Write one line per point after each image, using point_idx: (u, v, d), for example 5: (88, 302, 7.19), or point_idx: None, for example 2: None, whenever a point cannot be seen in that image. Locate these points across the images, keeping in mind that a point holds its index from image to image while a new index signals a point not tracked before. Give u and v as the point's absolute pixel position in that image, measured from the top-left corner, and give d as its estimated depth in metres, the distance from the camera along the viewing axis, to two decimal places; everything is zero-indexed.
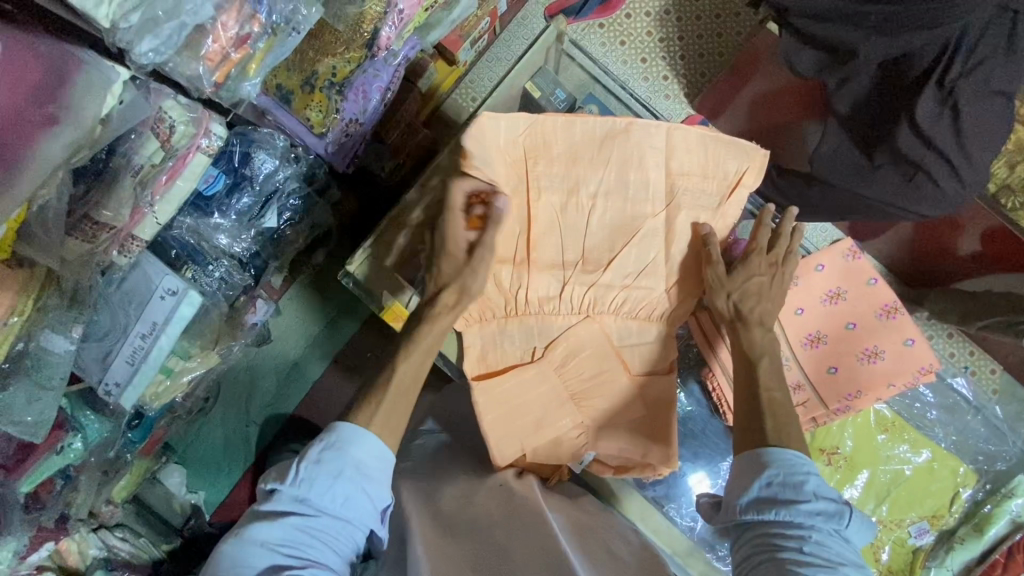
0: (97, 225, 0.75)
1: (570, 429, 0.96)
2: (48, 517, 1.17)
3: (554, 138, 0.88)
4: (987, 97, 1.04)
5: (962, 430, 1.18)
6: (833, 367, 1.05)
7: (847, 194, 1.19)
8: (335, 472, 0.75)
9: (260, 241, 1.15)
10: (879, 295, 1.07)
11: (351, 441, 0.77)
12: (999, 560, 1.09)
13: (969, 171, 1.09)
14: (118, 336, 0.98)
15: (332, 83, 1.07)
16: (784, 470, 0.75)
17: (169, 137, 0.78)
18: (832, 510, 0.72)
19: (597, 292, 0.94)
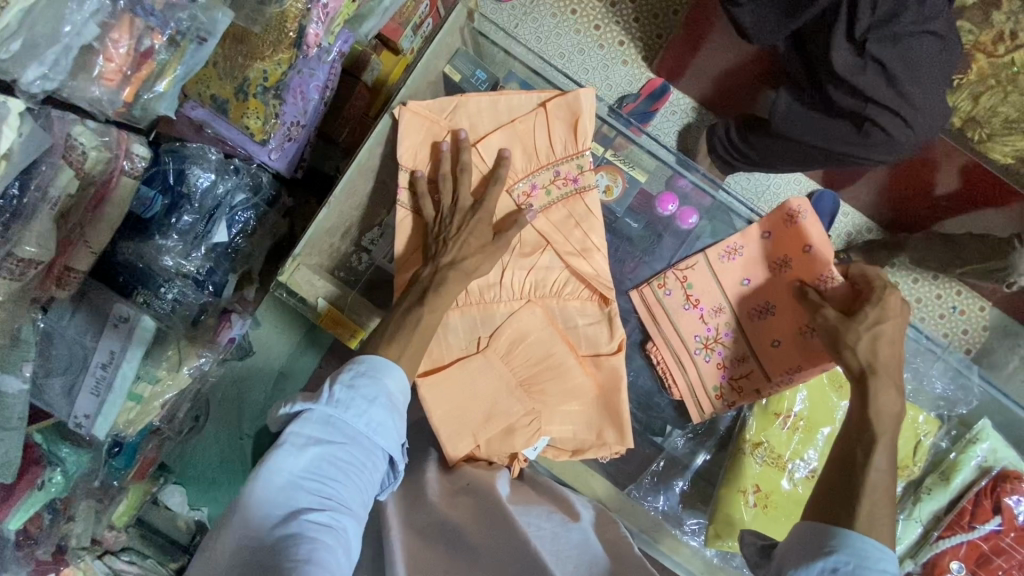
0: (23, 262, 0.73)
1: (520, 417, 0.93)
2: (44, 550, 1.19)
3: (479, 119, 0.95)
4: (912, 38, 1.01)
5: (918, 377, 1.07)
6: (778, 338, 1.01)
7: (802, 149, 1.18)
8: (369, 399, 0.71)
9: (214, 257, 1.11)
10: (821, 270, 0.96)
11: (384, 370, 0.74)
12: (966, 508, 0.98)
13: (916, 112, 1.06)
14: (78, 369, 0.98)
15: (265, 88, 1.03)
16: (858, 557, 0.67)
17: (83, 166, 0.75)
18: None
19: (536, 275, 0.97)
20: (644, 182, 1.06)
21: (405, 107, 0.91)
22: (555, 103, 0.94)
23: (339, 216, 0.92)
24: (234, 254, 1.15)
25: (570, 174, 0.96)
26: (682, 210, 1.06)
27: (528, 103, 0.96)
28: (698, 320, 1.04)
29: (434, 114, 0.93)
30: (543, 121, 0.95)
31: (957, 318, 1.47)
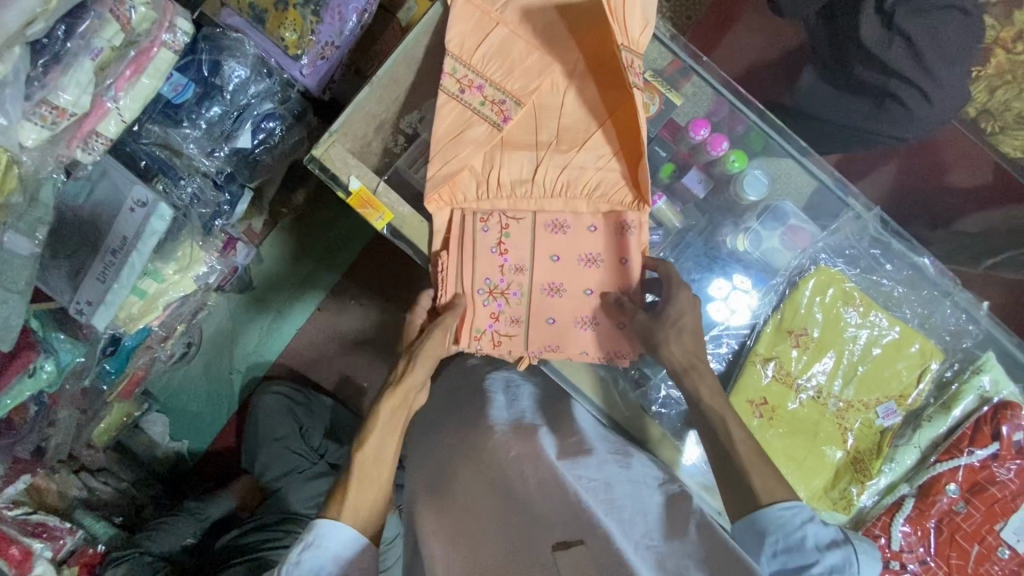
0: (57, 110, 0.73)
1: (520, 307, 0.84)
2: (24, 447, 1.15)
3: (529, 16, 0.87)
4: (940, 13, 1.00)
5: (931, 309, 0.97)
6: (550, 319, 0.84)
7: (832, 126, 1.20)
8: (313, 573, 0.65)
9: (234, 160, 1.11)
10: (635, 279, 0.84)
11: (327, 533, 0.68)
12: (966, 434, 0.91)
13: (939, 91, 1.06)
14: (89, 251, 0.97)
15: (306, 0, 1.08)
16: (783, 535, 0.68)
17: (130, 21, 0.75)
18: (840, 560, 0.68)
19: (570, 174, 0.85)
20: (676, 107, 0.94)
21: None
22: None
23: (382, 104, 0.87)
24: (255, 165, 1.15)
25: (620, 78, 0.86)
26: (714, 137, 0.92)
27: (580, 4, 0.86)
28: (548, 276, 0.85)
29: (488, 5, 0.85)
30: (600, 20, 0.86)
31: None
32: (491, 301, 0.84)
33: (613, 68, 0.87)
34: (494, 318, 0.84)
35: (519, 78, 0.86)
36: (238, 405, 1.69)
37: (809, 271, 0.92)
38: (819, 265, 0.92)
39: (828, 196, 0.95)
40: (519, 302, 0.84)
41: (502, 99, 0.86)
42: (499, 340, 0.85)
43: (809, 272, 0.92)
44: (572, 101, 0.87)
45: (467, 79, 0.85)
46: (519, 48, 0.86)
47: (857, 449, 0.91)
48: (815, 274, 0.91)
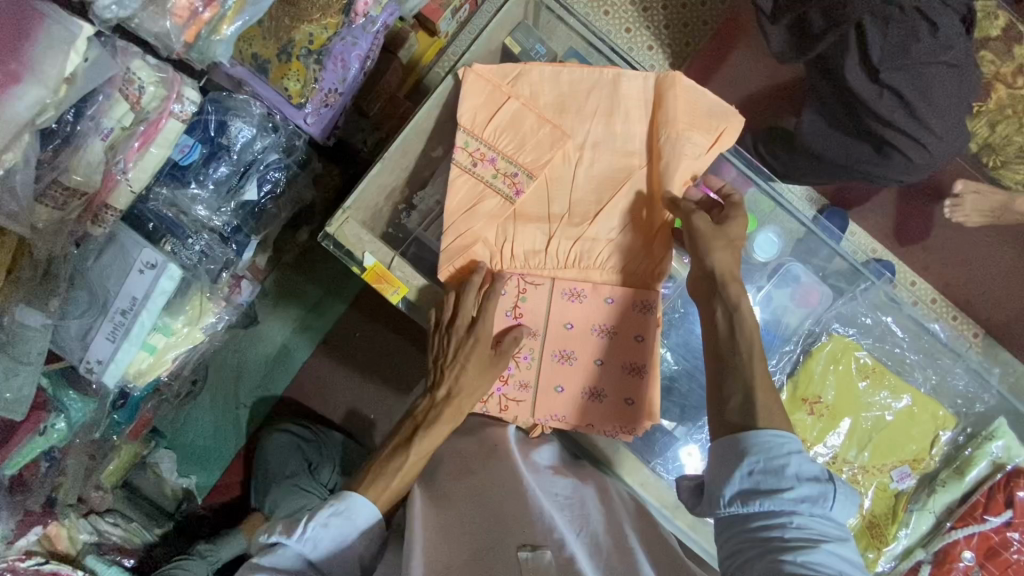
0: (67, 191, 0.73)
1: (531, 376, 0.85)
2: (34, 500, 1.15)
3: (538, 86, 0.87)
4: (926, 67, 1.05)
5: (942, 373, 0.99)
6: (559, 386, 0.84)
7: (834, 170, 1.22)
8: (338, 536, 0.71)
9: (241, 214, 1.11)
10: (648, 355, 0.84)
11: (359, 510, 0.73)
12: (981, 502, 0.93)
13: (933, 139, 1.12)
14: (98, 313, 0.96)
15: (309, 50, 1.04)
16: (765, 455, 0.63)
17: (138, 100, 0.76)
18: (817, 493, 0.61)
19: (583, 246, 0.86)
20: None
21: (469, 69, 0.84)
22: (626, 78, 0.86)
23: (392, 174, 0.88)
24: (261, 215, 1.14)
25: (637, 151, 0.87)
26: None
27: (592, 77, 0.87)
28: (557, 344, 0.85)
29: (499, 79, 0.86)
30: (610, 92, 0.87)
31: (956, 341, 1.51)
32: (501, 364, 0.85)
33: (631, 142, 0.87)
34: (504, 382, 0.85)
35: (532, 150, 0.85)
36: (245, 436, 1.69)
37: (822, 340, 0.94)
38: (831, 333, 0.94)
39: (842, 264, 0.95)
40: (530, 367, 0.85)
41: (514, 171, 0.85)
42: (506, 403, 0.85)
43: (823, 340, 0.93)
44: (582, 170, 0.87)
45: (480, 152, 0.85)
46: (531, 121, 0.85)
47: (872, 511, 0.93)
48: (830, 342, 0.92)
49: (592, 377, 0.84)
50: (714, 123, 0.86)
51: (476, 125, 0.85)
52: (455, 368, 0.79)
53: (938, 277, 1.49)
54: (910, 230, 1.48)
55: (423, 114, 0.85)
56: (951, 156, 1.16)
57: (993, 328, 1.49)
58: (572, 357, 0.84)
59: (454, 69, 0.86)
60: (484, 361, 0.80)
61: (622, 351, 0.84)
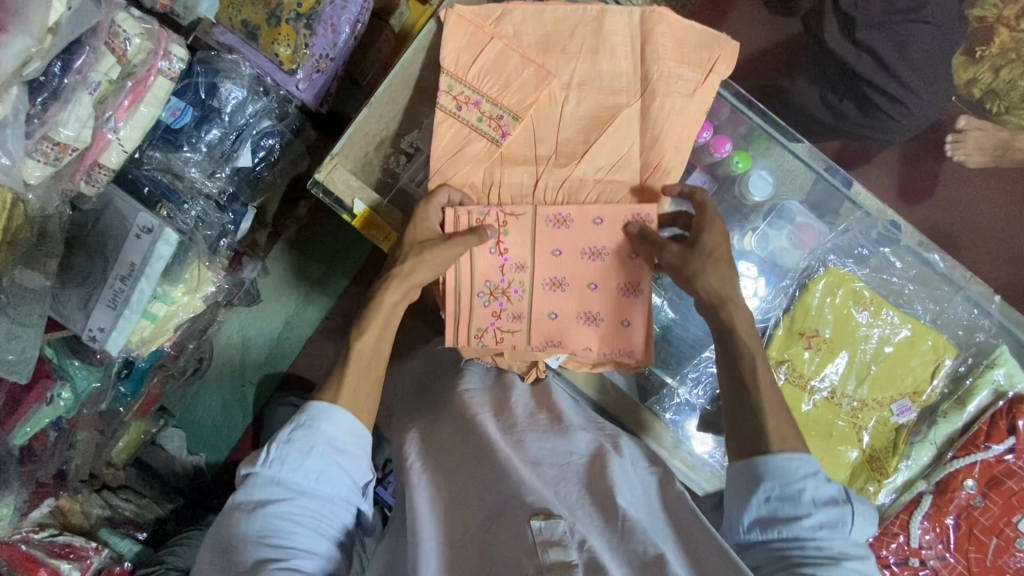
0: (57, 146, 0.73)
1: (522, 307, 0.85)
2: (45, 472, 1.16)
3: (523, 25, 0.85)
4: (902, 25, 1.09)
5: (942, 303, 0.96)
6: (552, 313, 0.85)
7: (825, 129, 1.25)
8: (306, 449, 0.68)
9: (236, 179, 1.11)
10: (639, 275, 0.83)
11: (318, 416, 0.70)
12: (982, 430, 0.93)
13: (915, 99, 1.15)
14: (98, 280, 0.97)
15: (298, 14, 1.06)
16: (781, 482, 0.66)
17: (125, 52, 0.76)
18: (835, 518, 0.64)
19: (571, 187, 0.85)
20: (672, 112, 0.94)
21: (451, 9, 0.83)
22: (611, 13, 0.85)
23: (379, 123, 0.88)
24: (256, 182, 1.15)
25: (625, 89, 0.85)
26: (716, 139, 0.91)
27: (576, 13, 0.85)
28: (547, 270, 0.84)
29: (481, 20, 0.85)
30: (596, 29, 0.85)
31: None
32: (492, 301, 0.85)
33: (618, 79, 0.86)
34: (497, 316, 0.85)
35: (518, 91, 0.84)
36: (251, 416, 1.70)
37: (817, 274, 0.92)
38: (828, 266, 0.92)
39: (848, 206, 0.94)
40: (521, 300, 0.85)
41: (500, 114, 0.85)
42: (502, 337, 0.86)
43: (818, 273, 0.92)
44: (569, 110, 0.86)
45: (464, 95, 0.84)
46: (515, 61, 0.84)
47: (872, 446, 0.92)
48: (825, 275, 0.91)
49: (588, 308, 0.85)
50: (703, 57, 0.85)
51: (460, 68, 0.84)
52: (410, 240, 0.80)
53: (942, 232, 1.47)
54: (914, 188, 1.46)
55: (409, 57, 0.85)
56: (934, 110, 1.19)
57: (1002, 285, 1.47)
58: (563, 291, 0.84)
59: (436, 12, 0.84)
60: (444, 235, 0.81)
61: (612, 269, 0.84)
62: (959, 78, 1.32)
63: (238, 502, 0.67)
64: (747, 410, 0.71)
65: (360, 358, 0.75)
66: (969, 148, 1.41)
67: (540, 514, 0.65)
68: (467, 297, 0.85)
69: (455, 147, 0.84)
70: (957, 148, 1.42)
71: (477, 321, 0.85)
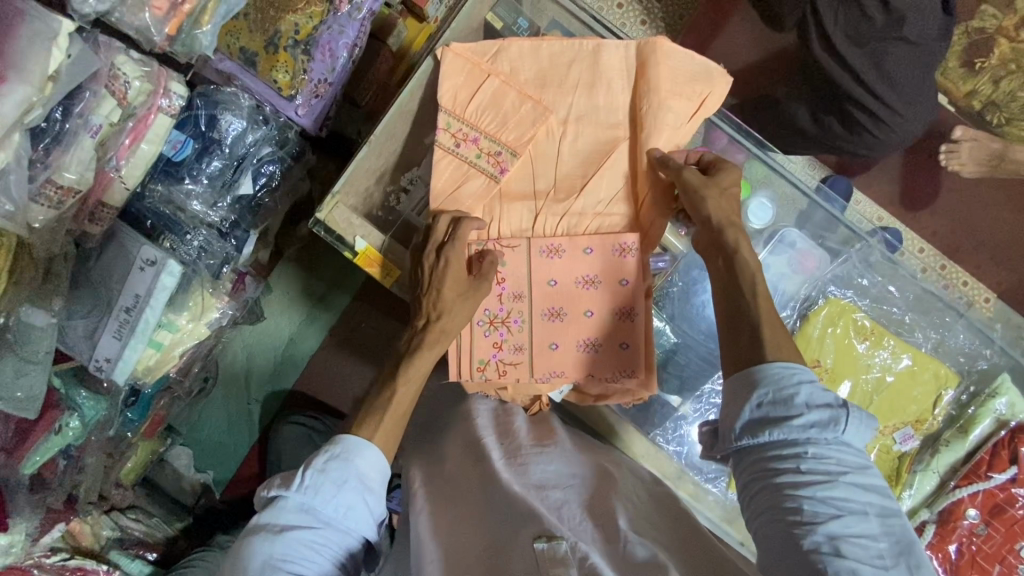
0: (62, 189, 0.73)
1: (518, 340, 0.84)
2: (56, 498, 1.17)
3: (519, 63, 0.86)
4: (881, 45, 1.11)
5: (943, 331, 0.99)
6: (553, 344, 0.84)
7: (812, 144, 1.28)
8: (340, 482, 0.68)
9: (238, 208, 1.11)
10: (636, 300, 0.83)
11: (356, 450, 0.70)
12: (984, 459, 0.94)
13: (898, 118, 1.17)
14: (103, 312, 0.98)
15: (296, 41, 1.06)
16: (774, 387, 0.62)
17: (125, 95, 0.77)
18: (828, 419, 0.60)
19: (570, 221, 0.85)
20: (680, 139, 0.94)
21: (447, 47, 0.84)
22: (606, 50, 0.86)
23: (379, 159, 0.89)
24: (258, 209, 1.14)
25: (620, 124, 0.86)
26: None
27: (571, 49, 0.86)
28: (545, 301, 0.84)
29: (477, 57, 0.85)
30: (592, 65, 0.86)
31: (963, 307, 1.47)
32: (492, 332, 0.84)
33: (614, 114, 0.86)
34: (498, 348, 0.84)
35: (516, 127, 0.85)
36: (258, 431, 1.71)
37: (818, 304, 0.93)
38: (828, 297, 0.93)
39: (844, 230, 0.95)
40: (522, 331, 0.84)
41: (498, 150, 0.85)
42: (504, 370, 0.84)
43: (820, 304, 0.93)
44: (571, 149, 0.87)
45: (462, 132, 0.85)
46: (511, 98, 0.85)
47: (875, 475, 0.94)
48: (824, 306, 0.92)
49: (593, 337, 0.84)
50: (696, 89, 0.85)
51: (458, 106, 0.85)
52: (432, 293, 0.78)
53: (946, 240, 1.47)
54: (916, 196, 1.46)
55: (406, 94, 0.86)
56: (918, 128, 1.21)
57: (1005, 292, 1.47)
58: (564, 321, 0.84)
59: (432, 50, 0.86)
60: (462, 284, 0.79)
61: (612, 297, 0.83)
62: (958, 90, 1.36)
63: (260, 522, 0.66)
64: None
65: (392, 407, 0.76)
66: (965, 158, 1.38)
67: (543, 535, 0.65)
68: (466, 332, 0.84)
69: (453, 182, 0.85)
70: (951, 157, 1.39)
71: (479, 354, 0.84)
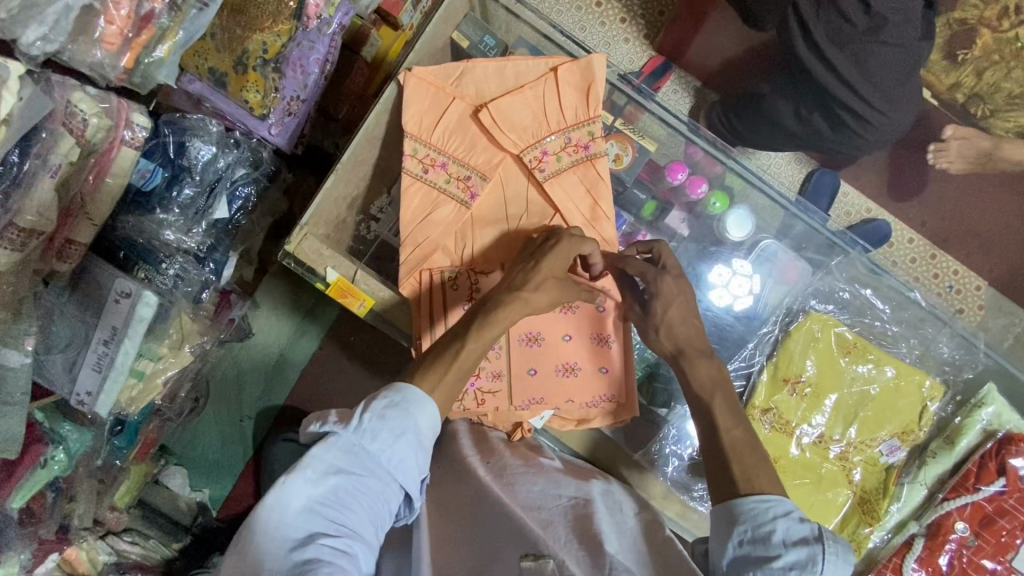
0: (23, 232, 0.71)
1: (495, 366, 0.87)
2: (48, 530, 1.16)
3: (483, 85, 0.92)
4: (863, 47, 1.10)
5: (926, 343, 1.02)
6: (531, 369, 0.88)
7: (792, 143, 1.30)
8: (396, 436, 0.63)
9: (213, 232, 1.10)
10: (608, 323, 0.89)
11: (417, 401, 0.65)
12: (972, 471, 0.95)
13: (883, 119, 1.18)
14: (79, 345, 0.95)
15: (264, 60, 1.00)
16: (751, 524, 0.61)
17: (84, 132, 0.75)
18: (805, 558, 0.59)
19: None
20: (653, 152, 1.00)
21: (409, 73, 0.87)
22: (566, 69, 0.90)
23: (346, 186, 0.91)
24: (234, 230, 1.15)
25: (579, 143, 0.92)
26: (692, 179, 0.99)
27: (536, 69, 0.91)
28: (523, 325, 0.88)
29: (441, 81, 0.91)
30: (552, 87, 0.91)
31: (953, 296, 1.46)
32: None
33: (571, 134, 0.92)
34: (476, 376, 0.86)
35: (482, 153, 0.93)
36: (251, 450, 1.67)
37: (799, 318, 0.97)
38: (808, 311, 0.97)
39: (820, 237, 1.00)
40: (499, 357, 0.88)
41: (467, 175, 0.92)
42: (483, 397, 0.87)
43: (800, 318, 0.97)
44: (543, 177, 0.91)
45: (430, 157, 0.91)
46: (477, 122, 0.92)
47: (863, 487, 0.95)
48: (807, 321, 0.95)
49: (573, 357, 0.89)
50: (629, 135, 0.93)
51: (427, 130, 0.90)
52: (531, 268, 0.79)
53: (937, 231, 1.46)
54: (903, 186, 1.45)
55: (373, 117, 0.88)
56: (900, 126, 1.23)
57: (997, 280, 1.46)
58: (542, 345, 0.89)
59: (394, 74, 0.89)
60: (560, 271, 0.80)
61: (584, 318, 0.89)
62: (943, 84, 1.32)
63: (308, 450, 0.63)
64: (729, 455, 0.67)
65: (460, 360, 0.69)
66: (952, 156, 1.41)
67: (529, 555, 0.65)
68: None
69: (426, 206, 0.90)
70: (940, 156, 1.42)
71: None
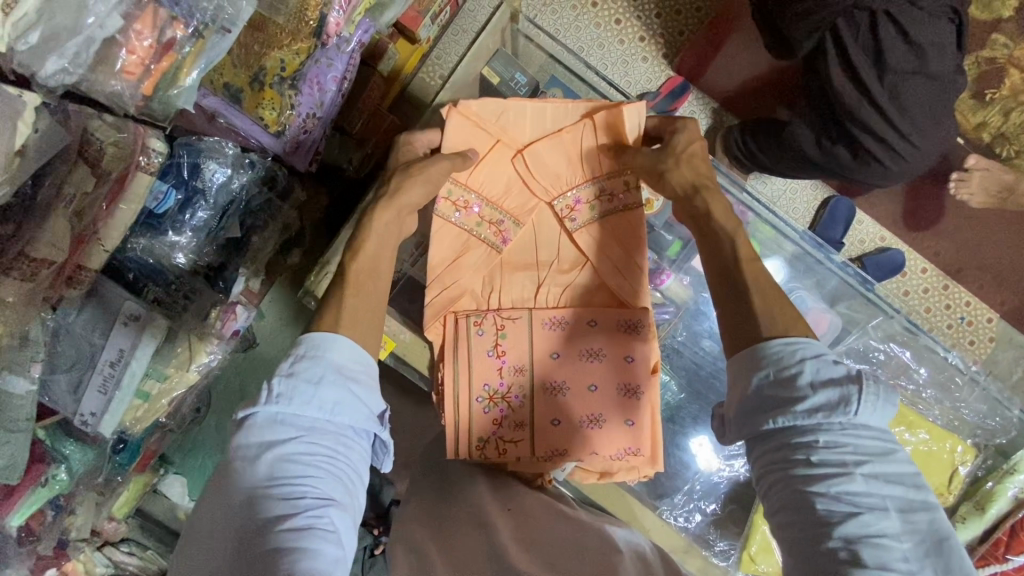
0: (35, 261, 0.68)
1: (519, 415, 0.86)
2: (46, 545, 1.13)
3: (519, 128, 0.90)
4: (900, 79, 1.09)
5: None
6: (555, 419, 0.85)
7: (817, 170, 1.26)
8: (315, 381, 0.59)
9: (224, 250, 1.08)
10: (640, 376, 0.86)
11: (327, 341, 0.61)
12: (1003, 540, 0.96)
13: (911, 150, 1.17)
14: (84, 367, 0.92)
15: (281, 77, 1.01)
16: (774, 367, 0.59)
17: (99, 160, 0.73)
18: (836, 399, 0.55)
19: (573, 293, 0.91)
20: None
21: (453, 107, 0.86)
22: (604, 116, 0.87)
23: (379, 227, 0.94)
24: (244, 248, 1.11)
25: (611, 190, 0.90)
26: None
27: (574, 114, 0.90)
28: (549, 372, 0.87)
29: (480, 116, 0.88)
30: (590, 134, 0.89)
31: (964, 329, 1.45)
32: (492, 407, 0.86)
33: (604, 182, 0.90)
34: (497, 425, 0.86)
35: (517, 196, 0.92)
36: None
37: None
38: None
39: (851, 295, 1.05)
40: (522, 406, 0.87)
41: (501, 219, 0.91)
42: (504, 447, 0.86)
43: None
44: (574, 227, 0.91)
45: (463, 200, 0.89)
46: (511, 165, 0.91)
47: None
48: None
49: (604, 408, 0.85)
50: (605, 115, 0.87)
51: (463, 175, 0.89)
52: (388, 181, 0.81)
53: (951, 263, 1.45)
54: (920, 217, 1.44)
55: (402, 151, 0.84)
56: (931, 154, 1.20)
57: (1008, 313, 1.45)
58: (569, 395, 0.86)
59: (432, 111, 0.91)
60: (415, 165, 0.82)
61: (613, 367, 0.86)
62: (968, 122, 1.35)
63: (239, 446, 0.58)
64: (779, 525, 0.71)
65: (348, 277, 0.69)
66: (974, 187, 1.40)
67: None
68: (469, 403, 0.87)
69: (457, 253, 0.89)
70: (961, 186, 1.41)
71: (478, 433, 0.86)
